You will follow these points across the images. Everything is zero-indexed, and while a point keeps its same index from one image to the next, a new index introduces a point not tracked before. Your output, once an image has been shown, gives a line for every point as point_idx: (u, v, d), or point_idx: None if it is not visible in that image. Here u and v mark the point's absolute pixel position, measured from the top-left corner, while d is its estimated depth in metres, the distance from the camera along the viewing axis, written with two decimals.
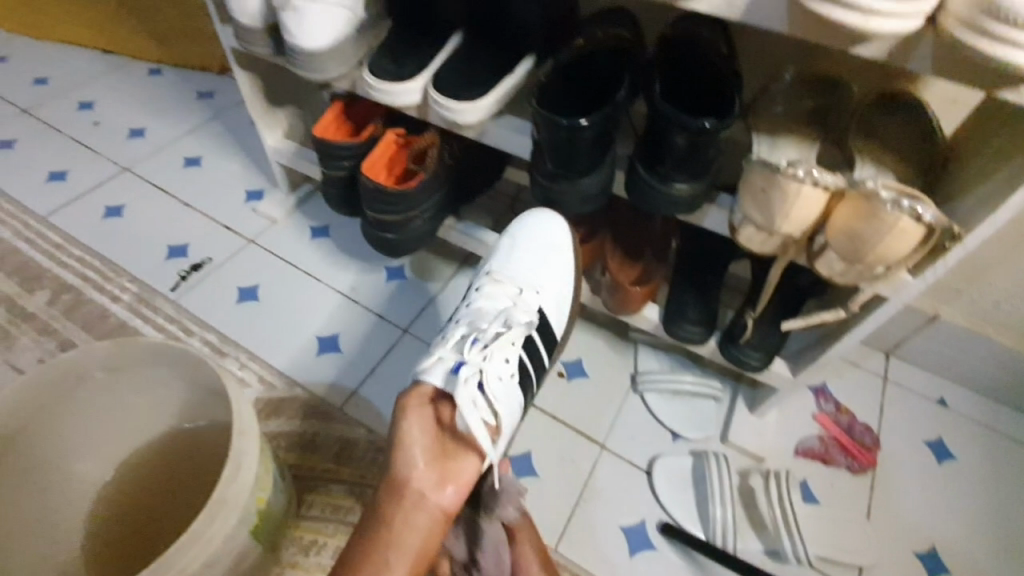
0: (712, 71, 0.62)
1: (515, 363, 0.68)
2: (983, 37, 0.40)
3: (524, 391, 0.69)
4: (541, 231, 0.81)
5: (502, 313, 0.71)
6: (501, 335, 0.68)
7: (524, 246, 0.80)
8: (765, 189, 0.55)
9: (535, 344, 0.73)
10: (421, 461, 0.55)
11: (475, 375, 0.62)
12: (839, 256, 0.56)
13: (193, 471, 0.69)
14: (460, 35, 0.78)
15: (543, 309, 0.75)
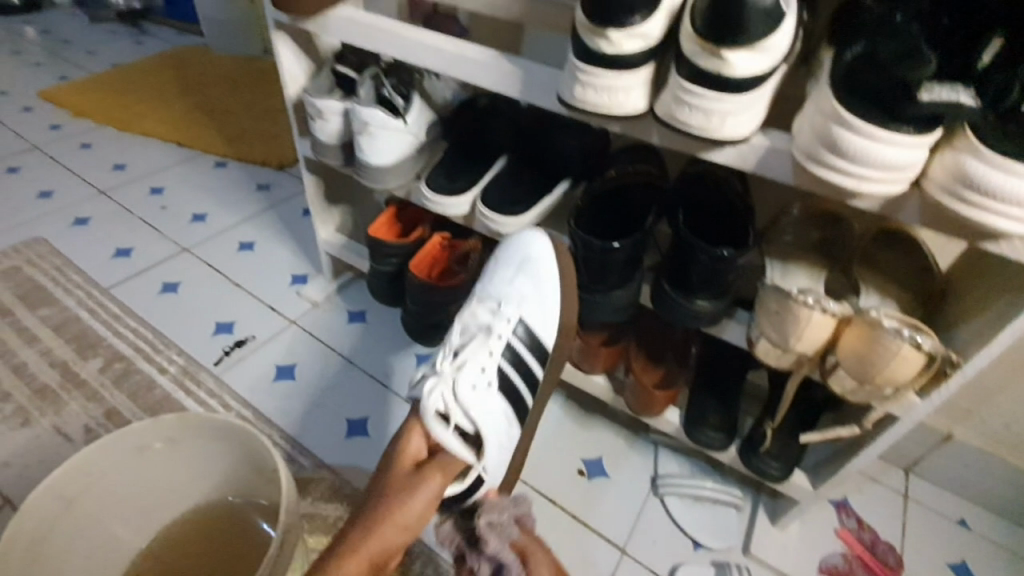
0: (728, 206, 0.71)
1: (494, 372, 0.66)
2: (961, 202, 0.48)
3: (511, 399, 0.67)
4: (526, 245, 0.74)
5: (479, 324, 0.69)
6: (470, 345, 0.66)
7: (505, 264, 0.74)
8: (779, 312, 0.61)
9: (519, 350, 0.69)
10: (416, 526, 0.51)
11: (441, 386, 0.61)
12: (851, 375, 0.61)
13: (225, 548, 0.71)
14: (505, 158, 0.90)
15: (527, 318, 0.70)
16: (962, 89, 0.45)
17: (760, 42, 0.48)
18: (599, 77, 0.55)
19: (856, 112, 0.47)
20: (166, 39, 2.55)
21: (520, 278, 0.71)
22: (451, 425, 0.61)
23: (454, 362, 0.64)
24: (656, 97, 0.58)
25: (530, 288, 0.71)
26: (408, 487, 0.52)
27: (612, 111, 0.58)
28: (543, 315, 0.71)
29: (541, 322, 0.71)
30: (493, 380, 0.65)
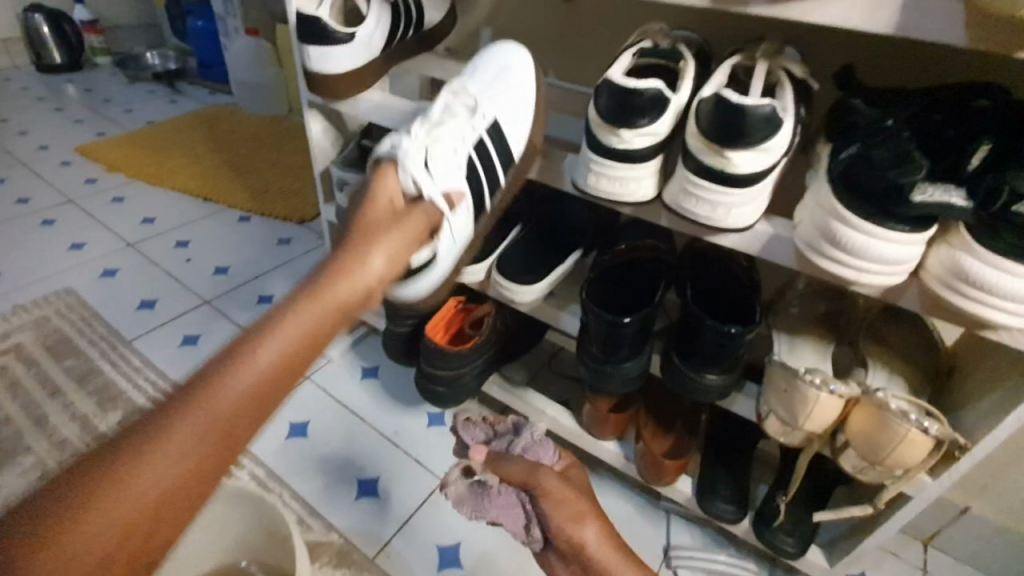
0: (734, 281, 0.74)
1: (464, 157, 0.71)
2: (958, 294, 0.50)
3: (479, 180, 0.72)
4: (503, 58, 0.82)
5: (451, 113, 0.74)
6: (448, 126, 0.72)
7: (486, 69, 0.81)
8: (788, 390, 0.63)
9: (488, 145, 0.74)
10: (377, 263, 0.53)
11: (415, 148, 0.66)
12: (861, 455, 0.62)
13: None
14: (523, 226, 0.91)
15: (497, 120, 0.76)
16: (953, 191, 0.48)
17: (761, 144, 0.52)
18: (611, 168, 0.60)
19: (853, 210, 0.51)
20: (199, 97, 2.70)
21: (494, 84, 0.78)
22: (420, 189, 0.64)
23: (428, 133, 0.71)
24: (665, 185, 0.62)
25: (501, 91, 0.78)
26: (377, 233, 0.56)
27: (624, 199, 0.62)
28: (514, 126, 0.77)
29: (508, 127, 0.77)
30: (463, 161, 0.71)
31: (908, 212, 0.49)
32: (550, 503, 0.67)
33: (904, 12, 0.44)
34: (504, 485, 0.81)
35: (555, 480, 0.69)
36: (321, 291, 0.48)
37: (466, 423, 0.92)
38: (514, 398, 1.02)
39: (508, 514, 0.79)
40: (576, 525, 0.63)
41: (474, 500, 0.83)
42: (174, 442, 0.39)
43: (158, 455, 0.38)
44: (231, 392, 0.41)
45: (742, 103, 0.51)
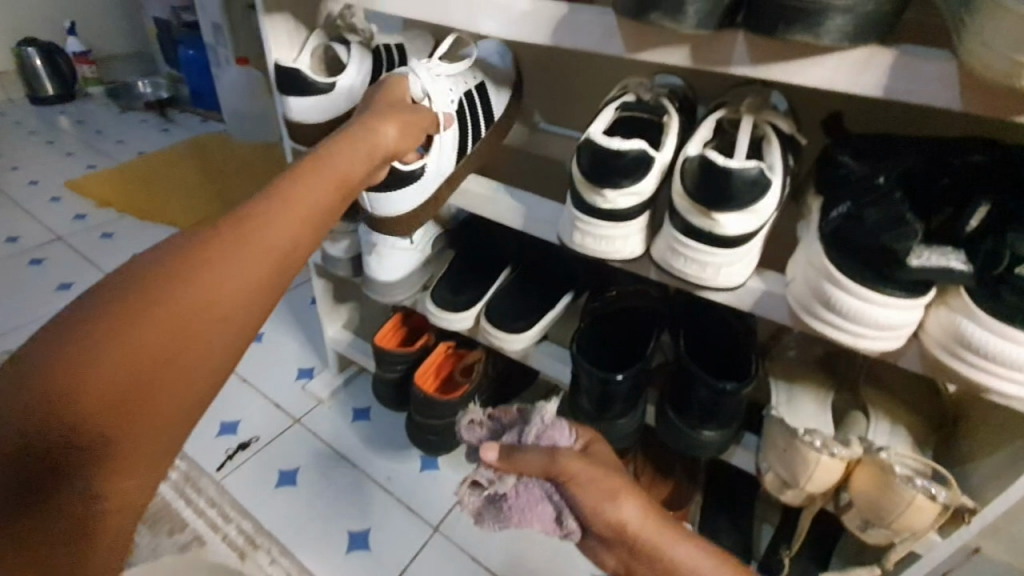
0: (728, 332, 0.72)
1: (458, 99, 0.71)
2: (960, 361, 0.48)
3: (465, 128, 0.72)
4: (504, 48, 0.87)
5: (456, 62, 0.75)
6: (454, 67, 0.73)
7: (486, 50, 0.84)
8: (787, 451, 0.61)
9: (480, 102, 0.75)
10: (393, 135, 0.56)
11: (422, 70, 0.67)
12: (866, 518, 0.60)
13: None
14: (511, 270, 0.89)
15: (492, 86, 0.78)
16: (951, 254, 0.46)
17: (749, 205, 0.50)
18: (596, 226, 0.58)
19: (848, 273, 0.48)
20: (191, 126, 2.70)
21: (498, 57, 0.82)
22: (425, 96, 0.65)
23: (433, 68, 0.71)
24: (653, 241, 0.60)
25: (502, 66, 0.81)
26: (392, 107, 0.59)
27: (611, 256, 0.60)
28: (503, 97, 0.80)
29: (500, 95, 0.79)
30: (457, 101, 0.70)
31: (906, 276, 0.46)
32: (581, 493, 0.55)
33: (894, 76, 0.42)
34: (522, 479, 0.59)
35: (580, 463, 0.56)
36: (352, 142, 0.52)
37: (467, 425, 0.68)
38: None
39: (536, 516, 0.58)
40: (615, 504, 0.53)
41: (494, 517, 0.61)
42: (213, 268, 0.38)
43: (196, 285, 0.37)
44: (267, 231, 0.41)
45: (728, 166, 0.49)
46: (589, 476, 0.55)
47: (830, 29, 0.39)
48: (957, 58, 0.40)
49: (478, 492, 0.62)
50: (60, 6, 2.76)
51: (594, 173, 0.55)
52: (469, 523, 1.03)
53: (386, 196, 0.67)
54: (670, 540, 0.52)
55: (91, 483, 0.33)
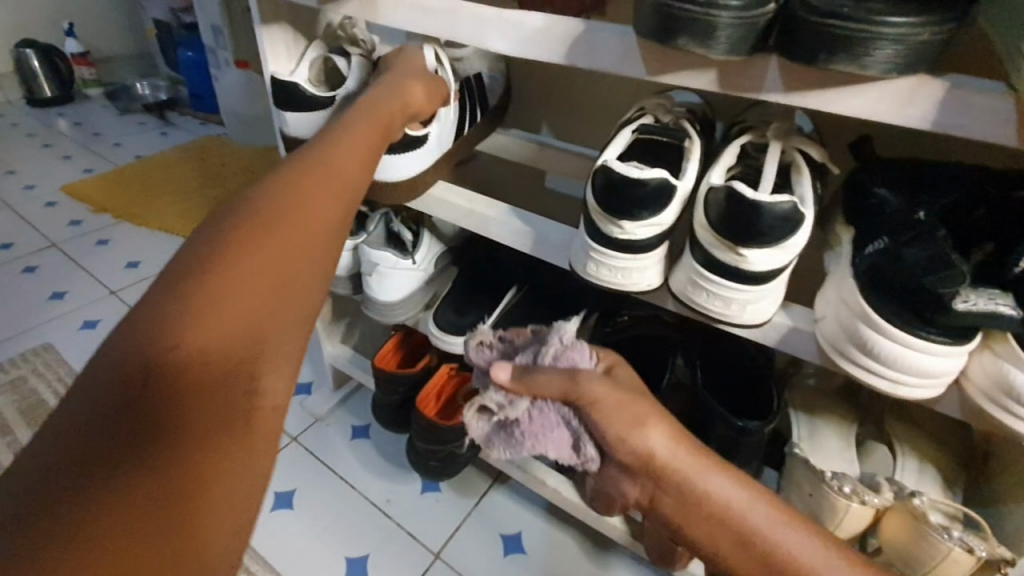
0: (746, 362, 0.69)
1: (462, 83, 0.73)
2: (1008, 413, 0.44)
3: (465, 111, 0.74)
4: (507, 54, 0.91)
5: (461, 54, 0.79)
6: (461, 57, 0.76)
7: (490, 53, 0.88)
8: (812, 495, 0.57)
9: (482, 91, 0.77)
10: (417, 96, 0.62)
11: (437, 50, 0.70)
12: (896, 568, 0.56)
13: None
14: (517, 290, 0.85)
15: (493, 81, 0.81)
16: (1003, 297, 0.42)
17: (779, 242, 0.47)
18: (612, 258, 0.54)
19: (888, 316, 0.45)
20: (190, 129, 2.66)
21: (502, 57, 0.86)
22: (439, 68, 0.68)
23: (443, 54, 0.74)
24: (671, 272, 0.56)
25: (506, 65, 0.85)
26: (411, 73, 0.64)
27: (627, 289, 0.56)
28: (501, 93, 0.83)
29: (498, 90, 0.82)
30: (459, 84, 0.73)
31: (952, 322, 0.43)
32: (600, 417, 0.51)
33: (943, 109, 0.39)
34: (535, 405, 0.59)
35: (601, 387, 0.52)
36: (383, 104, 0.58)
37: (476, 346, 0.67)
38: (512, 467, 0.96)
39: (550, 441, 0.58)
40: (642, 430, 0.48)
41: (505, 441, 0.62)
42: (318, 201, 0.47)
43: (306, 216, 0.46)
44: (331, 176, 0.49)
45: (757, 200, 0.45)
46: (616, 399, 0.51)
47: (876, 60, 0.36)
48: (1015, 91, 0.37)
49: (488, 417, 0.63)
50: (59, 6, 2.73)
51: (610, 204, 0.51)
52: (471, 549, 1.00)
53: (386, 159, 0.67)
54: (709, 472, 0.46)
55: (259, 375, 0.38)
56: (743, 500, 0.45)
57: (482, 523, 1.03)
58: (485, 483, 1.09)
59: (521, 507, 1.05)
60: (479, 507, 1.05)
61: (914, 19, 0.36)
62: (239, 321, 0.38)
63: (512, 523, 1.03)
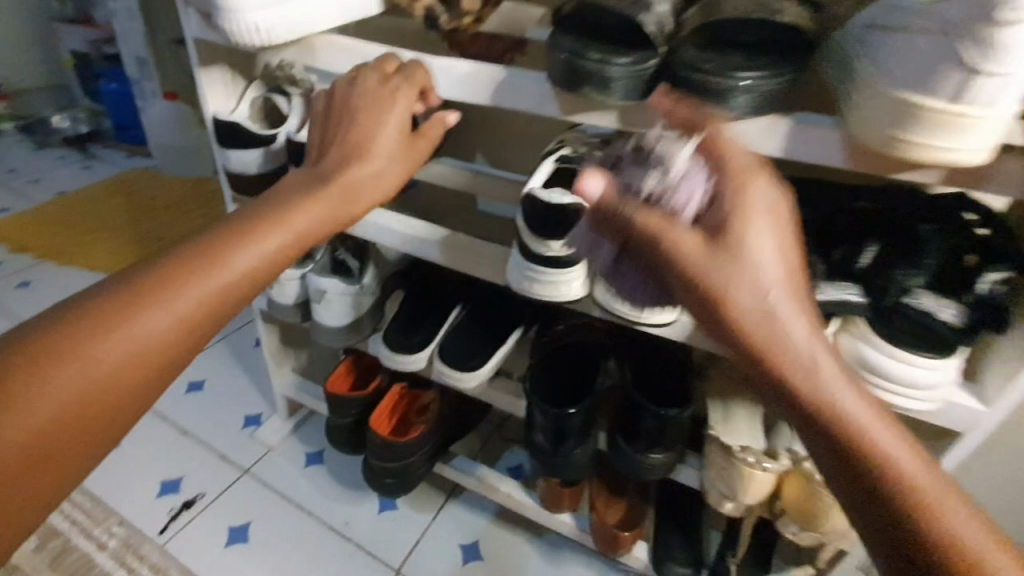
0: (668, 358, 0.77)
1: None
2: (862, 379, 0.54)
3: None
4: None
5: None
6: None
7: None
8: (726, 468, 0.66)
9: None
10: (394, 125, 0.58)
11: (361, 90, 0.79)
12: (799, 523, 0.65)
13: None
14: (461, 307, 0.91)
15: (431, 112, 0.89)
16: (851, 285, 0.53)
17: None
18: (541, 273, 0.61)
19: None
20: (115, 162, 2.56)
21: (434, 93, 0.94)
22: None
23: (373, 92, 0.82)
24: (594, 283, 0.64)
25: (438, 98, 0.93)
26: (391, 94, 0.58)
27: (557, 300, 0.63)
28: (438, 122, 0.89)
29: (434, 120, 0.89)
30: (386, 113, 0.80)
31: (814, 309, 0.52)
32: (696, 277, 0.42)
33: (790, 139, 0.48)
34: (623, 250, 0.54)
35: (694, 238, 0.42)
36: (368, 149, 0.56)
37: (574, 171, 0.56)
38: (466, 477, 1.00)
39: (638, 286, 0.56)
40: (744, 286, 0.41)
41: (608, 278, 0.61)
42: (254, 248, 0.47)
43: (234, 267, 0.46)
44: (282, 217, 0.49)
45: None
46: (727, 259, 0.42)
47: (736, 105, 0.46)
48: (840, 126, 0.47)
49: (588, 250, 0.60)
50: None
51: (537, 226, 0.59)
52: (432, 561, 1.03)
53: None
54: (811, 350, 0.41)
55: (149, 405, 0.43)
56: (839, 387, 0.40)
57: (441, 537, 1.06)
58: (442, 497, 1.12)
59: (479, 515, 1.09)
60: (438, 520, 1.09)
61: (762, 72, 0.45)
62: (137, 363, 0.41)
63: (470, 532, 1.07)
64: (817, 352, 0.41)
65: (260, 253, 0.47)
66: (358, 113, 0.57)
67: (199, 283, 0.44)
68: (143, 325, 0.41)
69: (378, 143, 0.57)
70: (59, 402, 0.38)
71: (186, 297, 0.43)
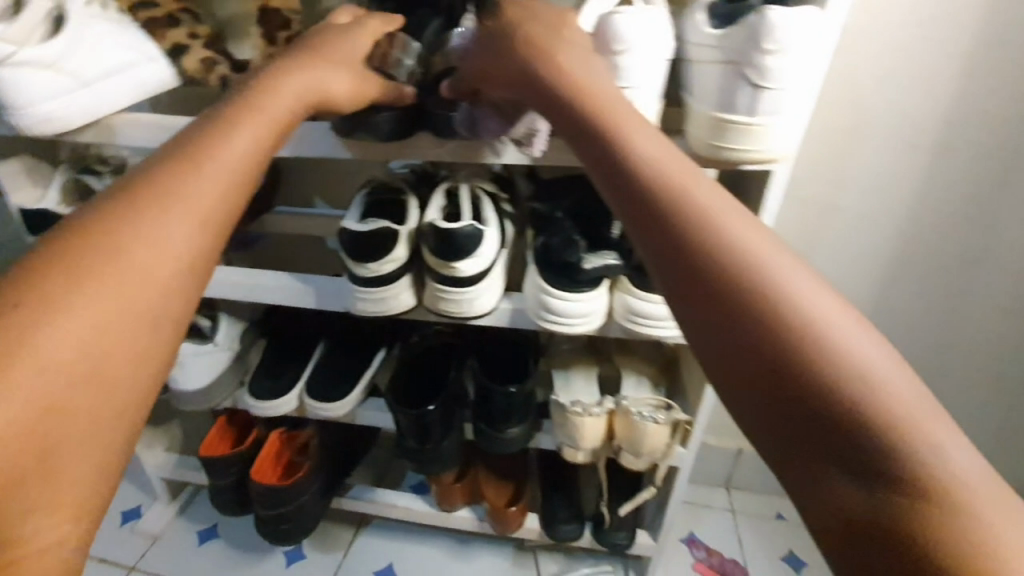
0: (512, 344, 0.89)
1: None
2: (634, 323, 0.69)
3: None
4: None
5: None
6: None
7: None
8: (565, 422, 0.78)
9: None
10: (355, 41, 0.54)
11: None
12: (630, 452, 0.79)
13: None
14: (324, 343, 0.96)
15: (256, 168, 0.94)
16: (608, 253, 0.68)
17: (475, 252, 0.66)
18: (369, 292, 0.69)
19: (550, 282, 0.67)
20: None
21: None
22: None
23: None
24: (420, 292, 0.73)
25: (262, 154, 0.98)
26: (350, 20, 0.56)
27: (389, 313, 0.71)
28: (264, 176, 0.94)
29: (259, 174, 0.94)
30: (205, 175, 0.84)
31: (586, 277, 0.66)
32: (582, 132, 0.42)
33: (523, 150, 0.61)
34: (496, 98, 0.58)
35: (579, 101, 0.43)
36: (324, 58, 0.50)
37: None
38: (364, 503, 1.04)
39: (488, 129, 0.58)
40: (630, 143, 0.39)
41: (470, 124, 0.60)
42: (203, 185, 0.37)
43: (185, 208, 0.36)
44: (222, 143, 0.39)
45: (449, 229, 0.65)
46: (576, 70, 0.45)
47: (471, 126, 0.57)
48: None
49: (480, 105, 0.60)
50: None
51: (356, 254, 0.67)
52: None
53: None
54: (654, 145, 0.38)
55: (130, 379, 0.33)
56: (685, 175, 0.36)
57: (355, 569, 1.09)
58: (351, 532, 1.14)
59: (388, 538, 1.13)
60: (348, 555, 1.10)
61: None
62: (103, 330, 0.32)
63: (382, 557, 1.10)
64: (643, 129, 0.40)
65: (242, 154, 0.40)
66: (321, 38, 0.53)
67: (183, 187, 0.37)
68: (144, 249, 0.34)
69: (344, 55, 0.52)
70: (35, 379, 0.29)
71: (193, 208, 0.37)
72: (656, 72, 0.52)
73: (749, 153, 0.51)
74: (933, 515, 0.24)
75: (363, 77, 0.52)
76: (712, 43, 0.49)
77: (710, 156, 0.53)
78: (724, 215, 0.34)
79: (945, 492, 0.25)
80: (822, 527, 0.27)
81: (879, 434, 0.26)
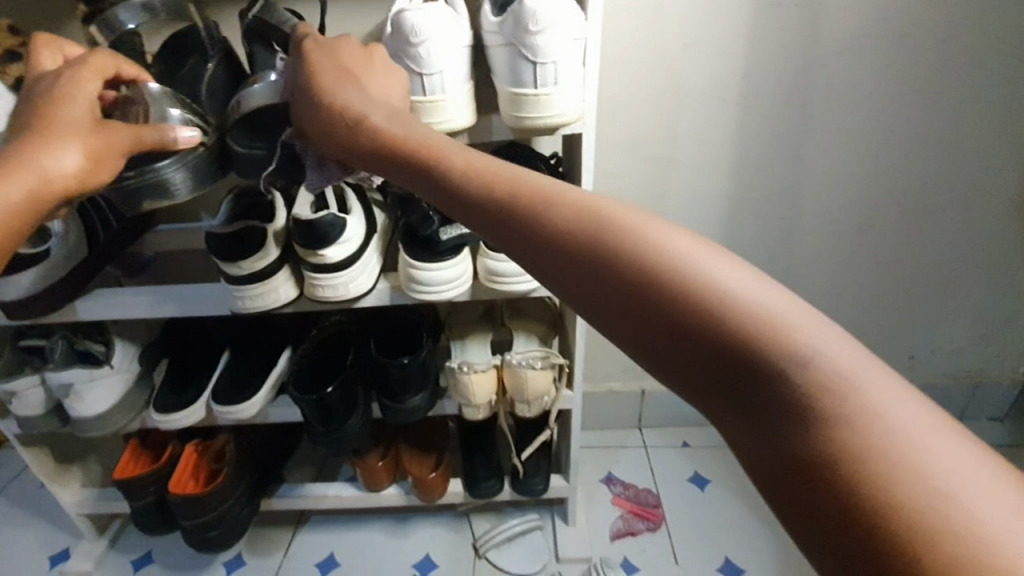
0: (407, 322, 0.96)
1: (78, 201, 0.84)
2: (495, 282, 0.77)
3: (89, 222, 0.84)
4: None
5: None
6: None
7: None
8: (456, 383, 0.86)
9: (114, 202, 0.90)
10: (76, 107, 0.57)
11: None
12: (520, 401, 0.88)
13: None
14: (228, 351, 0.99)
15: None
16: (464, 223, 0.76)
17: (340, 238, 0.73)
18: (247, 290, 0.74)
19: (414, 256, 0.75)
20: None
21: None
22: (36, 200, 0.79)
23: None
24: (299, 285, 0.78)
25: None
26: (76, 74, 0.58)
27: (271, 307, 0.76)
28: None
29: None
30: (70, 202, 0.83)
31: (446, 246, 0.75)
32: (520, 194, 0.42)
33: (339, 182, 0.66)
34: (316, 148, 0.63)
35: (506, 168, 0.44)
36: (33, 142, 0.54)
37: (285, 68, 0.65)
38: (294, 500, 1.08)
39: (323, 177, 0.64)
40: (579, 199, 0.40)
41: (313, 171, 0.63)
42: None
43: None
44: None
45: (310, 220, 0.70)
46: (420, 135, 0.48)
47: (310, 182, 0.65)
48: None
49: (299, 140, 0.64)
50: None
51: (229, 257, 0.72)
52: None
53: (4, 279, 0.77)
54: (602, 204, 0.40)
55: None
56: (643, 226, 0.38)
57: (295, 566, 1.12)
58: (288, 533, 1.17)
59: (326, 531, 1.17)
60: (288, 554, 1.14)
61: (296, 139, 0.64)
62: None
63: (321, 549, 1.14)
64: (512, 169, 0.43)
65: None
66: (44, 105, 0.56)
67: None
68: None
69: (57, 130, 0.55)
70: None
71: None
72: (458, 58, 0.60)
73: (544, 119, 0.60)
74: (838, 428, 0.29)
75: (94, 146, 0.57)
76: (495, 29, 0.58)
77: (516, 126, 0.62)
78: (617, 217, 0.38)
79: (841, 404, 0.29)
80: (763, 475, 0.32)
81: (785, 379, 0.31)
